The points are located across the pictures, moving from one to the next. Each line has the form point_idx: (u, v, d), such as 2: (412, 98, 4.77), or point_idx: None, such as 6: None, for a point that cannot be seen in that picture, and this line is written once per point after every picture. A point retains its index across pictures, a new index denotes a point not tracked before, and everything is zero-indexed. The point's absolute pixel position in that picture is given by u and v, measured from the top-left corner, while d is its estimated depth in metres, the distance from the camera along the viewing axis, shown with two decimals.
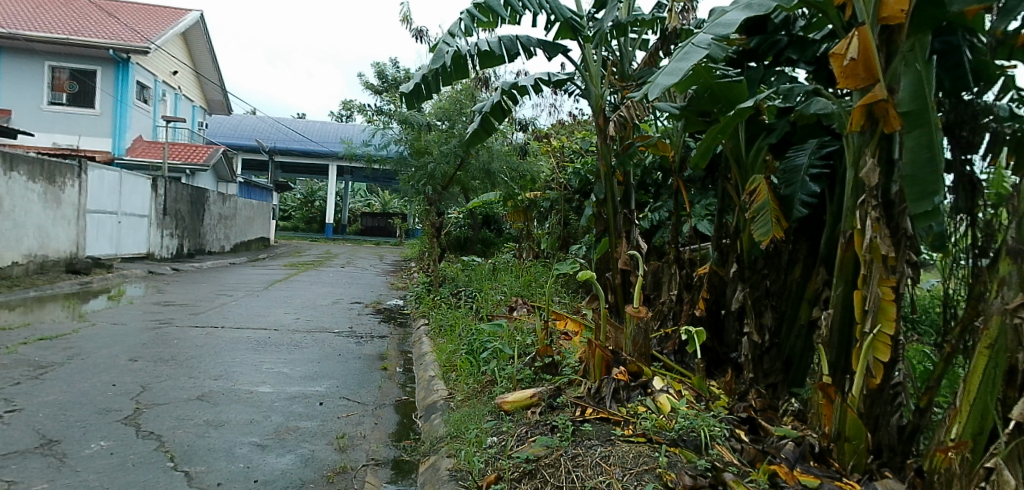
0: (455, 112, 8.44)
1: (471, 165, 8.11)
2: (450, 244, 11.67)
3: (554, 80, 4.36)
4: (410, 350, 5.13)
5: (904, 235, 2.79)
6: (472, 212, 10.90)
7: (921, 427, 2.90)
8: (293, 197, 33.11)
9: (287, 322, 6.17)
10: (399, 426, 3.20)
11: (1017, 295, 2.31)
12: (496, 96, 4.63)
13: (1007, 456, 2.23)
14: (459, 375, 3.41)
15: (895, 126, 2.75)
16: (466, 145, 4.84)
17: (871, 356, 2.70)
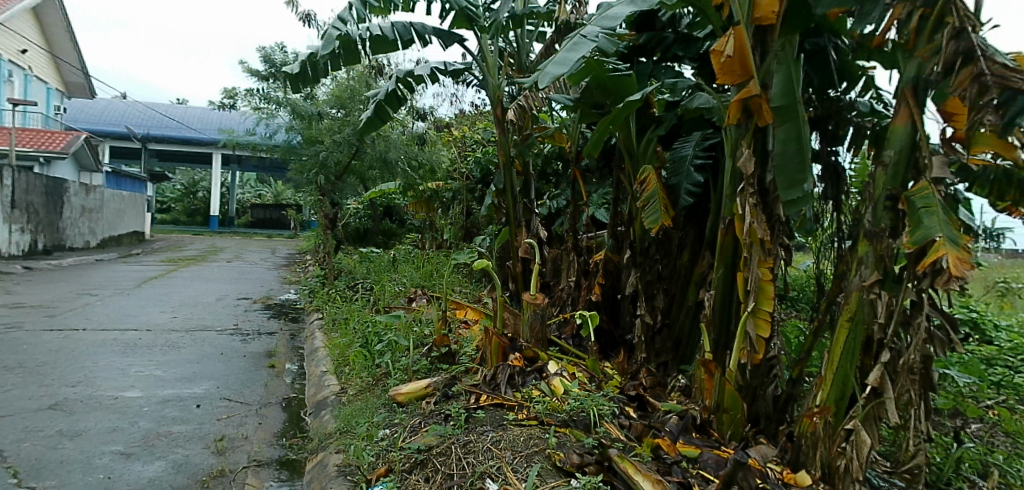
0: (348, 100, 8.26)
1: (366, 154, 7.93)
2: (350, 236, 11.38)
3: (451, 70, 4.35)
4: (302, 345, 4.96)
5: (778, 220, 3.11)
6: (373, 201, 10.73)
7: (793, 396, 3.20)
8: (174, 189, 30.82)
9: (162, 322, 5.76)
10: (286, 425, 3.10)
11: (872, 273, 2.87)
12: (390, 83, 4.52)
13: (864, 418, 2.83)
14: (352, 368, 3.33)
15: (767, 120, 3.02)
16: (360, 133, 4.67)
17: (753, 331, 2.92)
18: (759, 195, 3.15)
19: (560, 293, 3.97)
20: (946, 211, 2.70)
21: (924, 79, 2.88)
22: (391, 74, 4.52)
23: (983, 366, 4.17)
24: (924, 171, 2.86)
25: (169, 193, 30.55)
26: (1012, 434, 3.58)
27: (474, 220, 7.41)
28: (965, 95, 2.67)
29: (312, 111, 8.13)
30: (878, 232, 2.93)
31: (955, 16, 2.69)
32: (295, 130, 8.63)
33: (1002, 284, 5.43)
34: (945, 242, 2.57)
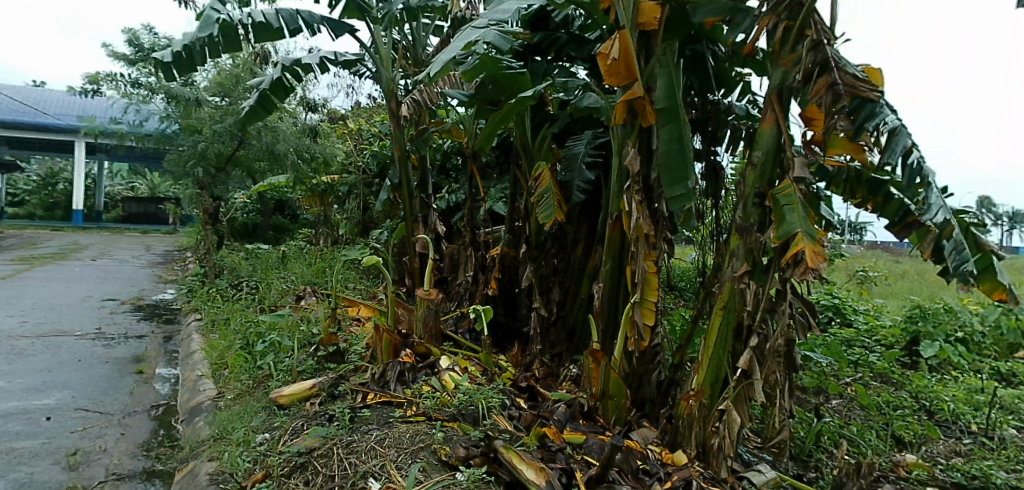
0: (232, 88, 7.54)
1: (251, 145, 7.27)
2: (235, 230, 10.37)
3: (341, 60, 4.24)
4: (176, 348, 4.64)
5: (661, 215, 3.30)
6: (262, 194, 10.12)
7: (675, 380, 3.41)
8: (30, 180, 27.54)
9: (9, 328, 5.18)
10: (154, 435, 2.91)
11: (742, 265, 3.12)
12: (275, 72, 4.33)
13: (735, 399, 3.08)
14: (231, 371, 3.18)
15: (651, 120, 3.19)
16: (241, 123, 4.45)
17: (639, 320, 3.09)
18: (644, 191, 3.31)
19: (458, 288, 3.99)
20: (805, 208, 2.99)
21: (786, 86, 3.16)
22: (277, 63, 4.31)
23: (843, 347, 4.60)
24: (787, 170, 3.13)
25: (31, 183, 27.36)
26: (865, 408, 3.97)
27: (372, 216, 7.22)
28: (821, 102, 2.97)
29: (190, 95, 7.19)
30: (747, 226, 3.19)
31: (813, 29, 2.97)
32: (171, 119, 7.94)
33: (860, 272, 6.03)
34: (804, 236, 2.86)
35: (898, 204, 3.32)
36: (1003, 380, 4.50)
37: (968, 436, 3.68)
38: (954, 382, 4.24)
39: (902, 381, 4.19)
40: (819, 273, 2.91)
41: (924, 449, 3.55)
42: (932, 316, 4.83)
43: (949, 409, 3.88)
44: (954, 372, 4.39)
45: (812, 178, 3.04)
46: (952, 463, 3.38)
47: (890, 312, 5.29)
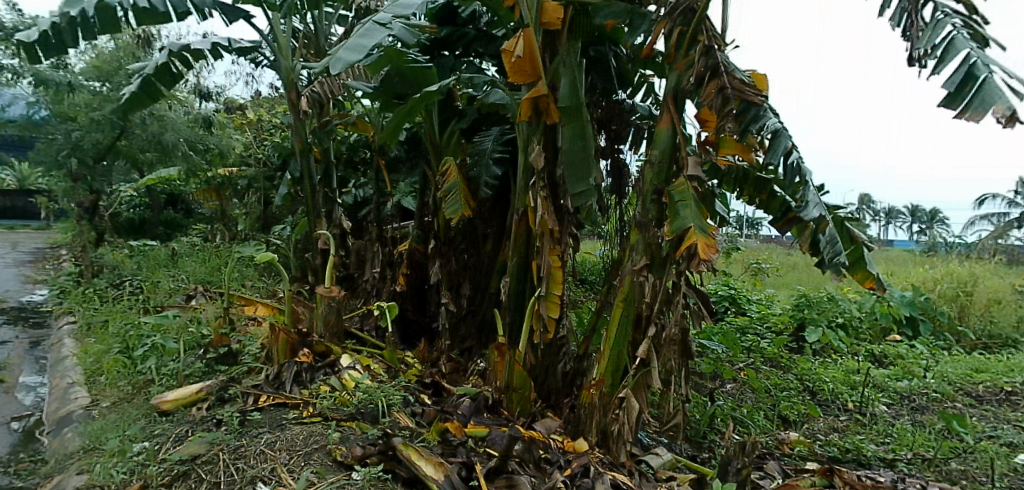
0: (111, 72, 6.69)
1: (135, 134, 6.59)
2: (118, 226, 8.73)
3: (236, 47, 4.10)
4: (45, 354, 4.24)
5: (566, 211, 3.40)
6: (152, 188, 8.92)
7: (580, 371, 3.51)
8: None
9: None
10: (14, 450, 2.67)
11: (641, 259, 3.27)
12: (161, 56, 4.08)
13: (635, 386, 3.21)
14: (108, 378, 2.98)
15: (555, 118, 3.27)
16: (123, 111, 4.16)
17: (545, 314, 3.17)
18: (550, 187, 3.38)
19: (365, 285, 3.93)
20: (698, 204, 3.15)
21: (681, 89, 3.32)
22: (164, 47, 4.07)
23: (737, 334, 4.87)
24: (681, 167, 3.29)
25: None
26: (756, 391, 4.24)
27: (274, 211, 6.93)
28: (711, 104, 3.13)
29: (61, 79, 6.49)
30: (646, 222, 3.33)
31: (705, 35, 3.14)
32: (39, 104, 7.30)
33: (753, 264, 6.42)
34: (696, 230, 3.01)
35: (781, 202, 3.56)
36: (876, 361, 4.96)
37: (845, 413, 4.02)
38: (834, 364, 4.63)
39: (789, 364, 4.52)
40: (710, 266, 3.09)
41: (806, 427, 3.84)
42: (816, 304, 5.28)
43: (829, 389, 4.23)
44: (834, 355, 4.81)
45: (704, 176, 3.21)
46: (829, 439, 3.67)
47: (779, 302, 5.69)
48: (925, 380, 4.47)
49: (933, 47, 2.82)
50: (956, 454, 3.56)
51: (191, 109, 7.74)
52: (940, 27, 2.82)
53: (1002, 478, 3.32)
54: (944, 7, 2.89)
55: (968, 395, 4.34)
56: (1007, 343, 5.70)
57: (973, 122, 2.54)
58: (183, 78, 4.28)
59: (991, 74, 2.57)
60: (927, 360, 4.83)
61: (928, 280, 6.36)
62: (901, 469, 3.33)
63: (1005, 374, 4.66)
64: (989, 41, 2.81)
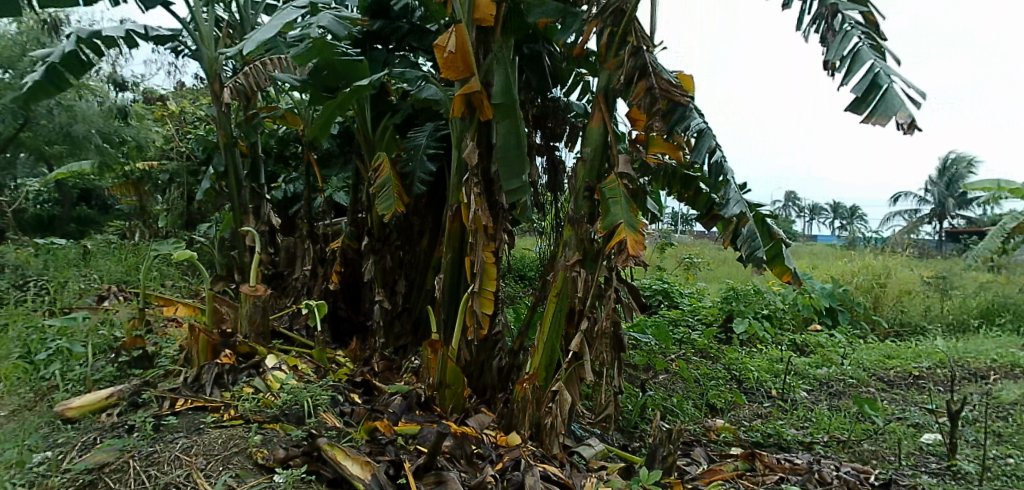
0: (17, 59, 6.37)
1: (40, 125, 6.34)
2: (25, 223, 7.83)
3: (153, 35, 3.96)
4: None
5: (500, 208, 3.42)
6: (61, 182, 8.09)
7: (515, 366, 3.53)
8: None
9: None
10: None
11: (574, 254, 3.32)
12: (68, 43, 3.86)
13: (568, 379, 3.25)
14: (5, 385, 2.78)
15: (488, 115, 3.28)
16: (25, 101, 3.90)
17: (479, 310, 3.18)
18: (484, 184, 3.40)
19: (295, 283, 3.85)
20: (627, 201, 3.24)
21: (612, 88, 3.39)
22: (71, 33, 3.85)
23: (669, 327, 5.00)
24: (612, 165, 3.37)
25: None
26: (685, 382, 4.38)
27: (199, 208, 6.52)
28: (640, 104, 3.20)
29: None
30: (578, 218, 3.39)
31: (634, 36, 3.22)
32: None
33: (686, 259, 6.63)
34: (625, 227, 3.09)
35: (706, 198, 3.69)
36: (798, 350, 5.23)
37: (769, 400, 4.21)
38: (759, 354, 4.86)
39: (717, 355, 4.70)
40: (637, 261, 3.18)
41: (732, 413, 4.01)
42: (743, 297, 5.52)
43: (754, 377, 4.43)
44: (759, 345, 5.05)
45: (633, 174, 3.31)
46: (753, 424, 3.83)
47: (709, 295, 5.91)
48: (842, 367, 4.75)
49: (841, 56, 2.98)
50: (868, 435, 3.80)
51: (106, 98, 7.29)
52: (848, 38, 2.97)
53: (907, 456, 3.59)
54: (851, 19, 3.05)
55: (879, 380, 4.64)
56: (916, 331, 6.18)
57: (878, 127, 2.70)
58: (94, 67, 4.07)
59: (893, 83, 2.74)
60: (843, 348, 5.14)
61: (846, 272, 6.76)
62: (817, 451, 3.53)
63: (913, 359, 5.01)
64: (888, 53, 3.00)
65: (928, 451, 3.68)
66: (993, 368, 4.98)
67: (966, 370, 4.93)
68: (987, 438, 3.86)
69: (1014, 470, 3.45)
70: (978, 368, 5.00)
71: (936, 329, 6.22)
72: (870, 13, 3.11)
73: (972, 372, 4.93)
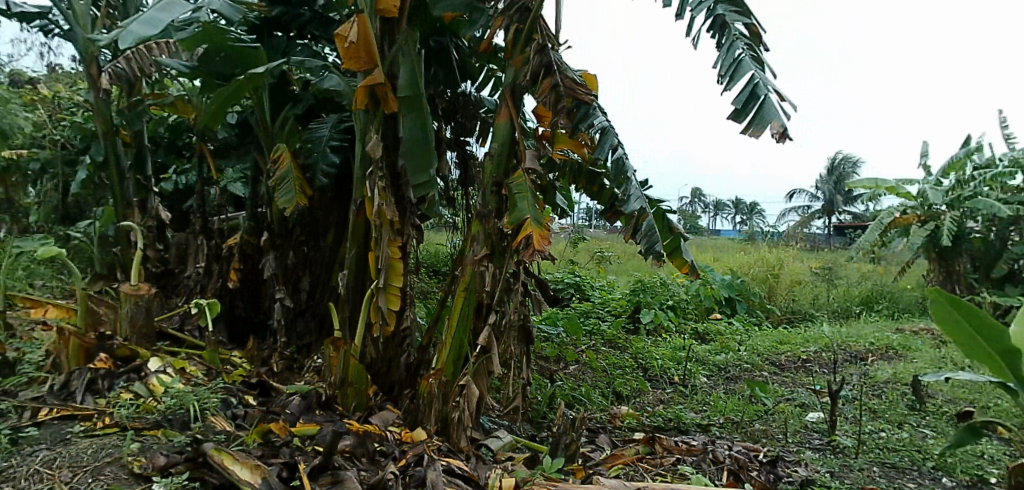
0: None
1: None
2: None
3: (17, 11, 3.67)
4: None
5: (407, 202, 3.38)
6: None
7: (423, 362, 3.50)
8: None
9: None
10: None
11: (482, 249, 3.32)
12: None
13: (476, 373, 3.26)
14: None
15: (393, 107, 3.24)
16: None
17: (385, 306, 3.14)
18: (391, 178, 3.34)
19: (187, 282, 3.67)
20: (534, 196, 3.28)
21: (518, 84, 3.43)
22: None
23: (580, 319, 5.15)
24: (519, 161, 3.40)
25: None
26: (594, 371, 4.53)
27: (78, 202, 5.94)
28: (546, 101, 3.26)
29: None
30: (486, 213, 3.40)
31: (538, 34, 3.28)
32: None
33: (597, 253, 6.83)
34: (531, 221, 3.11)
35: (610, 194, 3.80)
36: (699, 338, 5.53)
37: (671, 386, 4.43)
38: (663, 342, 5.10)
39: (625, 345, 4.88)
40: (543, 255, 3.23)
41: (636, 400, 4.18)
42: (650, 289, 5.77)
43: (658, 365, 4.63)
44: (664, 334, 5.30)
45: (539, 169, 3.36)
46: (655, 410, 4.01)
47: (619, 287, 6.14)
48: (738, 353, 5.07)
49: (727, 66, 3.16)
50: (759, 415, 4.08)
51: None
52: (732, 49, 3.16)
53: (793, 434, 3.89)
54: (736, 31, 3.24)
55: (771, 364, 4.99)
56: (805, 317, 6.71)
57: (754, 137, 2.91)
58: None
59: (770, 94, 2.95)
60: (740, 336, 5.50)
61: (744, 264, 7.22)
62: (713, 433, 3.75)
63: (802, 344, 5.43)
64: (767, 65, 3.22)
65: (812, 428, 4.00)
66: (870, 350, 5.49)
67: (847, 353, 5.40)
68: (863, 414, 4.23)
69: (885, 442, 3.82)
70: (857, 350, 5.49)
71: (823, 315, 6.77)
72: (754, 26, 3.31)
73: (852, 354, 5.40)
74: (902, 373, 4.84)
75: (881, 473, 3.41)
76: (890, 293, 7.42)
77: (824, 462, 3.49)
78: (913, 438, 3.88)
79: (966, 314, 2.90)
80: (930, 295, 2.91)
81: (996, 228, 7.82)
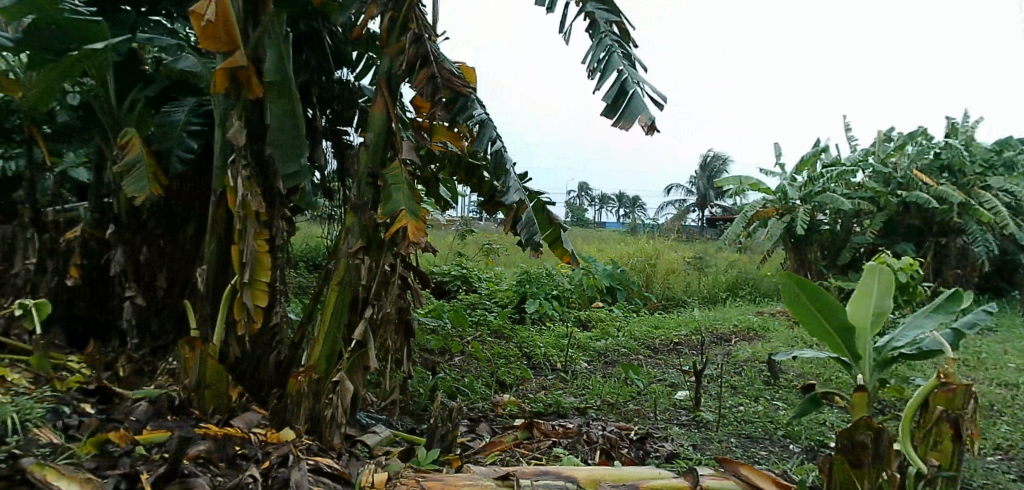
0: None
1: None
2: None
3: None
4: None
5: (276, 194, 3.21)
6: None
7: (294, 359, 3.37)
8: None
9: None
10: None
11: (357, 241, 3.21)
12: None
13: (350, 369, 3.17)
14: None
15: (259, 93, 3.03)
16: None
17: (251, 303, 2.97)
18: (257, 168, 3.14)
19: (13, 280, 3.46)
20: (411, 188, 3.21)
21: (395, 74, 3.34)
22: None
23: (467, 310, 5.26)
24: (396, 152, 3.32)
25: None
26: (478, 361, 4.60)
27: None
28: (422, 92, 3.20)
29: None
30: (361, 204, 3.28)
31: (414, 23, 3.22)
32: None
33: (486, 246, 6.96)
34: (406, 214, 3.03)
35: (490, 186, 3.85)
36: (582, 325, 5.78)
37: (553, 373, 4.58)
38: (547, 331, 5.28)
39: (510, 335, 5.00)
40: (419, 246, 3.17)
41: (518, 387, 4.30)
42: (535, 280, 5.94)
43: (540, 353, 4.78)
44: (547, 322, 5.48)
45: (416, 161, 3.30)
46: (535, 396, 4.12)
47: (506, 279, 6.28)
48: (616, 338, 5.35)
49: (598, 61, 3.29)
50: (632, 396, 4.32)
51: None
52: (602, 45, 3.29)
53: (663, 411, 4.15)
54: (605, 28, 3.38)
55: (646, 347, 5.31)
56: (678, 303, 7.20)
57: (624, 130, 3.04)
58: None
59: (637, 90, 3.09)
60: (619, 322, 5.84)
61: (624, 254, 7.66)
62: (589, 415, 3.92)
63: (674, 328, 5.82)
64: (635, 62, 3.38)
65: (679, 405, 4.29)
66: (734, 332, 5.99)
67: (714, 335, 5.86)
68: (724, 391, 4.60)
69: (742, 415, 4.18)
70: (723, 333, 5.97)
71: (694, 301, 7.30)
72: (621, 24, 3.48)
73: (718, 336, 5.87)
74: (760, 352, 5.34)
75: (737, 443, 3.73)
76: (753, 280, 8.14)
77: (688, 437, 3.76)
78: (766, 410, 4.28)
79: (813, 295, 3.07)
80: (782, 278, 3.13)
81: (841, 220, 8.89)
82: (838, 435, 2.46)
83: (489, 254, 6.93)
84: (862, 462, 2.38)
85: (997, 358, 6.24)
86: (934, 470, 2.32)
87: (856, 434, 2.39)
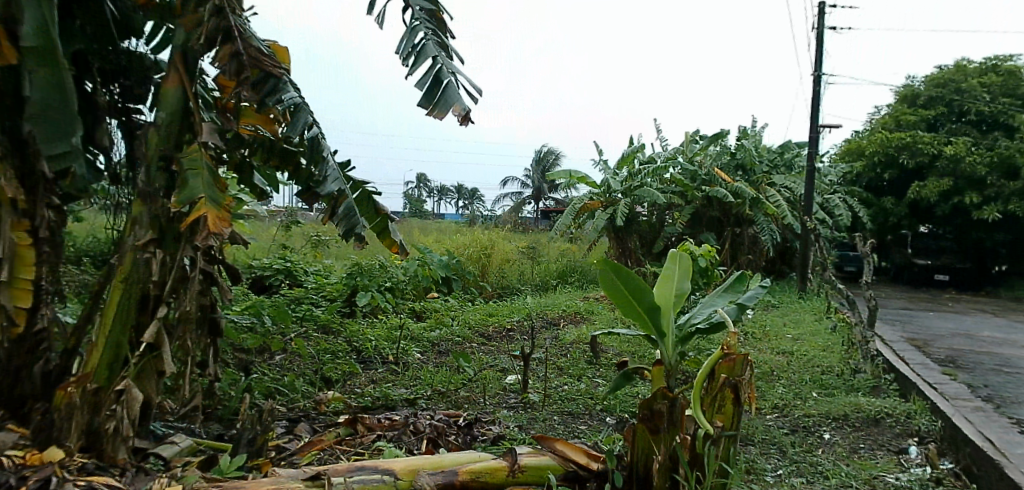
0: None
1: None
2: None
3: None
4: None
5: (39, 177, 2.75)
6: None
7: (69, 369, 2.93)
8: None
9: None
10: None
11: (146, 233, 2.84)
12: None
13: (137, 375, 2.83)
14: None
15: (11, 58, 2.56)
16: None
17: (9, 304, 2.54)
18: (13, 146, 2.67)
19: None
20: (213, 173, 2.90)
21: (192, 47, 3.00)
22: None
23: (291, 306, 5.01)
24: (195, 134, 2.99)
25: None
26: (302, 359, 4.40)
27: None
28: (225, 69, 2.93)
29: None
30: (152, 191, 2.90)
31: None
32: None
33: (316, 238, 6.69)
34: (206, 202, 2.75)
35: (308, 173, 3.67)
36: (416, 316, 5.81)
37: (383, 366, 4.53)
38: (378, 323, 5.22)
39: (338, 329, 4.86)
40: (221, 237, 2.89)
41: (344, 382, 4.19)
42: (367, 272, 5.84)
43: (370, 346, 4.71)
44: (380, 315, 5.42)
45: (219, 145, 3.00)
46: (364, 390, 4.03)
47: (335, 272, 6.13)
48: (450, 328, 5.46)
49: (412, 49, 3.26)
50: (462, 383, 4.42)
51: None
52: (416, 33, 3.27)
53: (492, 396, 4.30)
54: (420, 15, 3.37)
55: (478, 335, 5.47)
56: (512, 291, 7.55)
57: (439, 118, 3.06)
58: None
59: (452, 79, 3.12)
60: (454, 311, 5.97)
61: (460, 245, 7.83)
62: (418, 405, 3.92)
63: (506, 315, 6.09)
64: (451, 51, 3.42)
65: (509, 389, 4.46)
66: (562, 316, 6.42)
67: (544, 320, 6.22)
68: (551, 373, 4.88)
69: (564, 394, 4.47)
70: (551, 317, 6.37)
71: (527, 289, 7.69)
72: (436, 12, 3.48)
73: (547, 321, 6.25)
74: (583, 333, 5.77)
75: (559, 420, 3.98)
76: (580, 267, 8.76)
77: (515, 418, 3.92)
78: (587, 387, 4.62)
79: (625, 280, 3.10)
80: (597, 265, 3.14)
81: (657, 212, 9.93)
82: (639, 405, 2.62)
83: (318, 246, 6.71)
84: (660, 427, 2.57)
85: (778, 330, 7.37)
86: (718, 430, 2.64)
87: (655, 404, 2.57)
